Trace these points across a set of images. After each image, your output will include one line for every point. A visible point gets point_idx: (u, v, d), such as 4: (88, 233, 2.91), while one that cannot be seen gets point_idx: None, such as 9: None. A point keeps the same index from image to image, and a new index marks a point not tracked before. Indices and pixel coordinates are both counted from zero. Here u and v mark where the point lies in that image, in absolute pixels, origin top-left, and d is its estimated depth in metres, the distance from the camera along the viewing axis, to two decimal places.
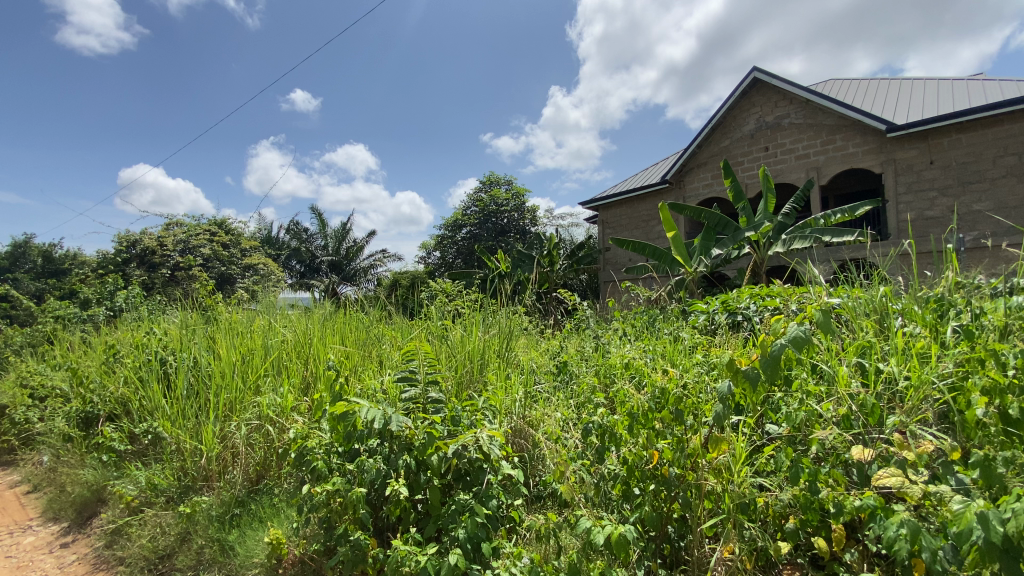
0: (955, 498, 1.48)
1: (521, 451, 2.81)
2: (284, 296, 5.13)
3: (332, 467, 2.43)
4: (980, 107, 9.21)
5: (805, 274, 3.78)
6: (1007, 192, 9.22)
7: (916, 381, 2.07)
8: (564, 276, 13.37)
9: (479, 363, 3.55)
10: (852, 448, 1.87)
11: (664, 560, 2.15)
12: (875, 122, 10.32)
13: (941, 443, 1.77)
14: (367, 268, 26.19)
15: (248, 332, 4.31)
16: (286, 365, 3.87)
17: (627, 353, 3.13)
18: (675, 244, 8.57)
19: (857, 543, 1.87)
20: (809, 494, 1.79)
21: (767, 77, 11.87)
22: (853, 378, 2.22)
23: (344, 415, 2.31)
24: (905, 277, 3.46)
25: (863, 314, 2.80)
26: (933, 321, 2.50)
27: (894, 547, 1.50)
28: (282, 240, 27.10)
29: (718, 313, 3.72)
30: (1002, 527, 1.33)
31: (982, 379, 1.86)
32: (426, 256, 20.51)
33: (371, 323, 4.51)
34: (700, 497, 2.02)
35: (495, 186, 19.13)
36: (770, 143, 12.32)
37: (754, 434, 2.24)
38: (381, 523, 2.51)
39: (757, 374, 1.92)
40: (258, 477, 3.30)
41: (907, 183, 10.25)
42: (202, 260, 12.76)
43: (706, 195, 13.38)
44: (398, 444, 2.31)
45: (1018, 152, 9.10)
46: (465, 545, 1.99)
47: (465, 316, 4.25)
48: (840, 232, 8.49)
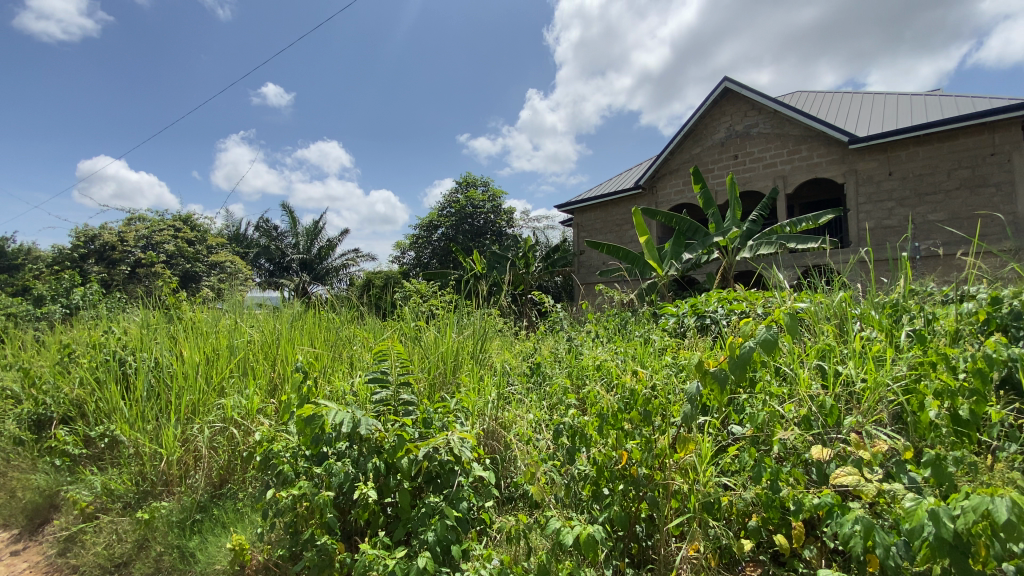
0: (909, 496, 1.55)
1: (493, 453, 2.80)
2: (252, 296, 5.01)
3: (299, 471, 2.38)
4: (936, 122, 9.66)
5: (770, 280, 3.89)
6: (959, 204, 9.70)
7: (872, 382, 2.16)
8: (538, 278, 13.46)
9: (452, 365, 3.53)
10: (812, 448, 1.93)
11: (632, 560, 2.18)
12: (839, 134, 10.73)
13: (895, 443, 1.84)
14: (340, 268, 25.77)
15: (213, 332, 4.17)
16: (253, 365, 3.77)
17: (599, 355, 3.19)
18: (647, 248, 8.70)
19: (816, 540, 1.93)
20: (771, 492, 1.84)
21: (738, 87, 12.22)
22: (814, 380, 2.30)
23: (311, 417, 2.26)
24: (864, 283, 3.60)
25: (824, 318, 2.91)
26: (889, 326, 2.62)
27: (850, 543, 1.56)
28: (251, 238, 26.43)
29: (687, 317, 3.80)
30: (952, 523, 1.39)
31: (934, 382, 1.94)
32: (400, 256, 20.31)
33: (342, 323, 4.45)
34: (667, 496, 2.07)
35: (471, 187, 19.07)
36: (740, 151, 12.66)
37: (720, 434, 2.28)
38: (349, 527, 2.47)
39: (725, 375, 1.96)
40: (222, 481, 3.21)
41: (867, 193, 10.70)
42: (166, 257, 12.34)
43: (678, 201, 13.66)
44: (368, 446, 2.28)
45: (970, 166, 9.59)
46: (434, 548, 1.97)
47: (439, 317, 4.23)
48: (804, 239, 8.78)
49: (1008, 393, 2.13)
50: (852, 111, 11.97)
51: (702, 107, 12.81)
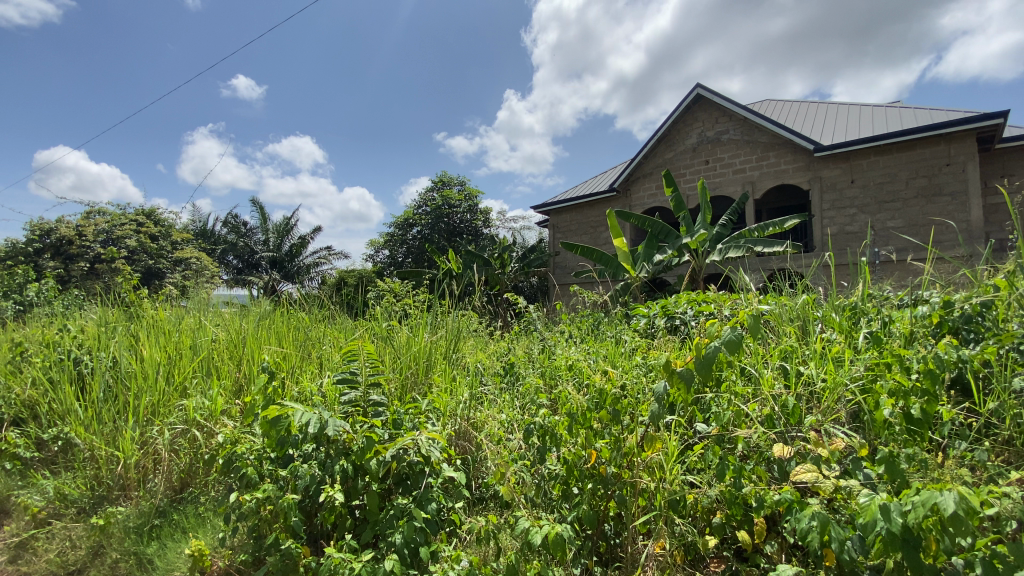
0: (863, 492, 1.62)
1: (464, 453, 2.79)
2: (219, 295, 4.88)
3: (263, 474, 2.33)
4: (895, 132, 10.08)
5: (737, 283, 4.00)
6: (916, 212, 10.15)
7: (831, 382, 2.24)
8: (514, 278, 13.47)
9: (424, 365, 3.50)
10: (773, 446, 1.99)
11: (600, 558, 2.20)
12: (804, 142, 11.10)
13: (851, 441, 1.91)
14: (312, 265, 25.24)
15: (175, 330, 4.02)
16: (217, 365, 3.67)
17: (572, 355, 3.22)
18: (621, 250, 8.81)
19: (777, 535, 1.98)
20: (734, 489, 1.89)
21: (710, 94, 12.50)
22: (777, 380, 2.37)
23: (276, 419, 2.20)
24: (826, 286, 3.72)
25: (787, 320, 2.99)
26: (848, 328, 2.72)
27: (808, 538, 1.61)
28: (218, 234, 25.70)
29: (658, 318, 3.87)
30: (902, 517, 1.46)
31: (889, 382, 2.03)
32: (374, 255, 20.06)
33: (311, 323, 4.36)
34: (634, 495, 2.10)
35: (447, 187, 18.96)
36: (711, 157, 12.96)
37: (687, 433, 2.33)
38: (315, 530, 2.42)
39: (691, 375, 2.00)
40: (182, 485, 3.11)
41: (831, 199, 11.09)
42: (127, 253, 11.89)
43: (651, 204, 13.89)
44: (335, 448, 2.24)
45: (927, 176, 10.05)
46: (401, 550, 1.95)
47: (413, 317, 4.20)
48: (770, 243, 9.03)
49: (958, 392, 2.23)
50: (817, 121, 12.40)
51: (675, 113, 13.06)
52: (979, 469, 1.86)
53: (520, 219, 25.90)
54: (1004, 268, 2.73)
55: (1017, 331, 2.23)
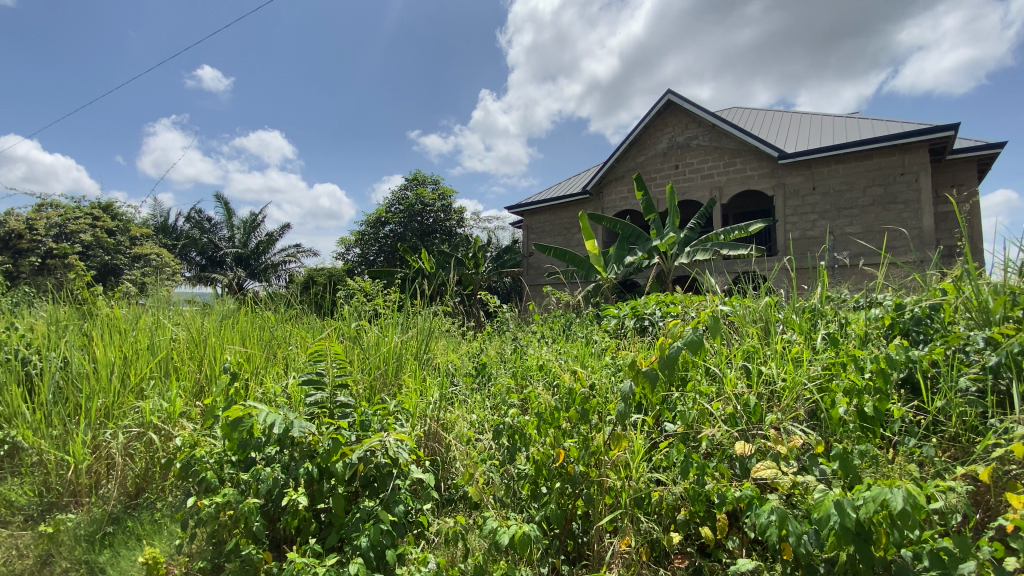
0: (818, 488, 1.68)
1: (433, 455, 2.77)
2: (181, 292, 4.73)
3: (224, 478, 2.26)
4: (854, 142, 10.51)
5: (703, 285, 4.09)
6: (873, 219, 10.60)
7: (791, 382, 2.32)
8: (487, 279, 13.44)
9: (394, 365, 3.45)
10: (736, 443, 2.05)
11: (568, 557, 2.22)
12: (769, 149, 11.48)
13: (808, 438, 1.98)
14: (280, 263, 24.63)
15: (132, 329, 3.85)
16: (176, 366, 3.56)
17: (543, 355, 3.26)
18: (593, 252, 8.89)
19: (738, 531, 2.04)
20: (697, 486, 1.94)
21: (680, 100, 12.78)
22: (740, 379, 2.44)
23: (238, 420, 2.13)
24: (789, 288, 3.83)
25: (750, 322, 3.08)
26: (808, 329, 2.81)
27: (767, 533, 1.66)
28: (180, 229, 24.83)
29: (628, 319, 3.93)
30: (854, 512, 1.52)
31: (844, 381, 2.12)
32: (345, 253, 19.72)
33: (277, 322, 4.26)
34: (601, 493, 2.13)
35: (421, 185, 18.79)
36: (680, 162, 13.25)
37: (653, 431, 2.38)
38: (277, 535, 2.36)
39: (656, 373, 2.04)
40: (138, 490, 3.00)
41: (794, 205, 11.49)
42: (81, 248, 11.37)
43: (623, 207, 14.11)
44: (300, 450, 2.19)
45: (882, 185, 10.52)
46: (367, 554, 1.91)
47: (384, 317, 4.14)
48: (735, 247, 9.31)
49: (908, 392, 2.35)
50: (781, 129, 12.85)
51: (647, 118, 13.30)
52: (927, 465, 1.95)
53: (495, 219, 25.85)
54: (952, 273, 2.88)
55: (961, 333, 2.36)
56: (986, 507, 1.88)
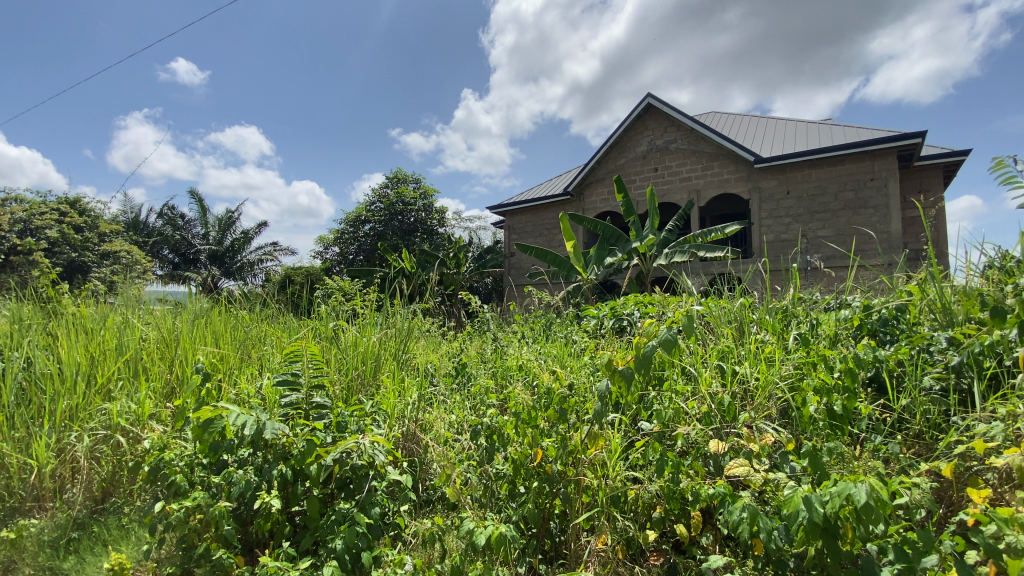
0: (788, 484, 1.72)
1: (411, 456, 2.75)
2: (152, 291, 4.60)
3: (195, 481, 2.20)
4: (826, 148, 10.81)
5: (680, 286, 4.16)
6: (844, 223, 10.90)
7: (763, 381, 2.37)
8: (469, 278, 13.42)
9: (372, 365, 3.41)
10: (710, 442, 2.08)
11: (545, 556, 2.24)
12: (746, 153, 11.72)
13: (780, 435, 2.03)
14: (256, 262, 24.17)
15: (99, 328, 3.72)
16: (146, 366, 3.46)
17: (523, 355, 3.27)
18: (574, 253, 8.93)
19: (712, 528, 2.08)
20: (672, 484, 1.97)
21: (660, 104, 12.95)
22: (714, 379, 2.49)
23: (208, 421, 2.08)
24: (763, 289, 3.91)
25: (725, 322, 3.14)
26: (780, 329, 2.88)
27: (739, 529, 1.69)
28: (152, 226, 24.17)
29: (607, 319, 3.97)
30: (822, 508, 1.56)
31: (815, 380, 2.18)
32: (324, 251, 19.45)
33: (251, 322, 4.17)
34: (578, 492, 2.15)
35: (402, 184, 18.65)
36: (660, 164, 13.43)
37: (631, 430, 2.40)
38: (249, 539, 2.32)
39: (632, 373, 2.06)
40: (105, 495, 2.91)
41: (769, 209, 11.75)
42: (46, 244, 10.99)
43: (604, 208, 14.24)
44: (274, 453, 2.15)
45: (853, 189, 10.82)
46: (342, 557, 1.89)
47: (362, 317, 4.10)
48: (713, 249, 9.49)
49: (875, 390, 2.42)
50: (757, 134, 13.13)
51: (627, 120, 13.44)
52: (893, 461, 2.02)
53: (477, 219, 25.81)
54: (917, 276, 2.98)
55: (925, 333, 2.45)
56: (949, 501, 1.95)
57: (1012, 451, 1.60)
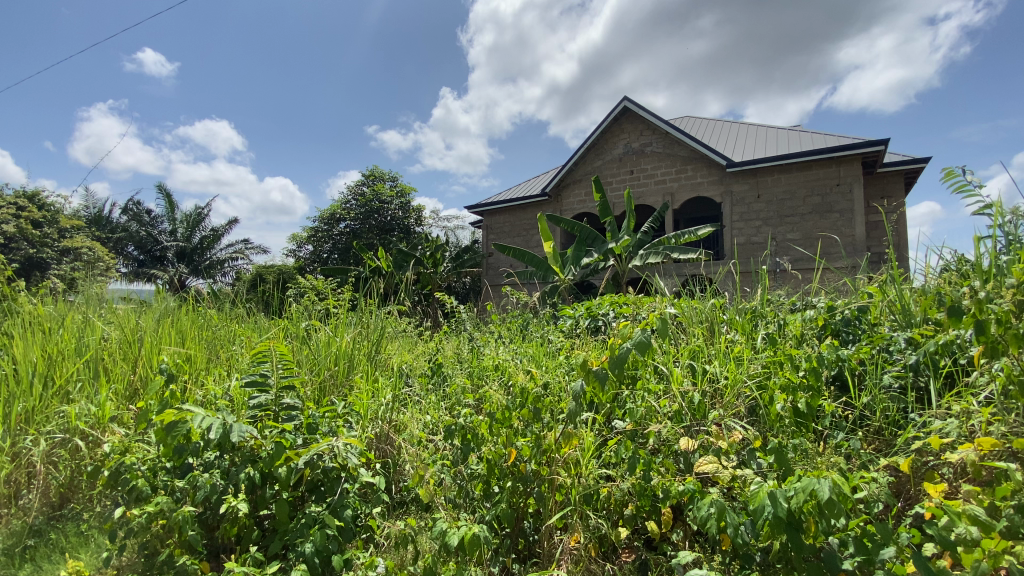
0: (753, 480, 1.77)
1: (384, 457, 2.73)
2: (115, 290, 4.45)
3: (157, 486, 2.14)
4: (796, 154, 11.13)
5: (654, 286, 4.22)
6: (811, 226, 11.24)
7: (732, 379, 2.44)
8: (446, 278, 13.36)
9: (345, 366, 3.37)
10: (681, 440, 2.13)
11: (518, 555, 2.25)
12: (718, 157, 11.99)
13: (747, 432, 2.08)
14: (227, 260, 23.57)
15: (57, 328, 3.58)
16: (107, 367, 3.33)
17: (499, 355, 3.28)
18: (551, 253, 8.97)
19: (682, 524, 2.12)
20: (643, 482, 2.00)
21: (636, 107, 13.13)
22: (685, 377, 2.54)
23: (172, 424, 2.02)
24: (733, 290, 4.00)
25: (696, 322, 3.21)
26: (749, 329, 2.96)
27: (707, 525, 1.73)
28: (117, 222, 23.31)
29: (583, 319, 4.01)
30: (786, 503, 1.61)
31: (781, 379, 2.24)
32: (298, 250, 19.09)
33: (221, 321, 4.07)
34: (552, 490, 2.17)
35: (379, 182, 18.42)
36: (635, 167, 13.62)
37: (604, 429, 2.43)
38: (215, 544, 2.26)
39: (606, 373, 2.08)
40: (62, 501, 2.78)
41: (740, 212, 12.04)
42: (2, 239, 10.52)
43: (581, 210, 14.37)
44: (241, 455, 2.11)
45: (820, 194, 11.17)
46: (311, 560, 1.85)
47: (336, 316, 4.05)
48: (686, 251, 9.67)
49: (838, 388, 2.51)
50: (730, 139, 13.44)
51: (604, 123, 13.59)
52: (853, 456, 2.09)
53: (455, 218, 25.69)
54: (878, 278, 3.11)
55: (886, 334, 2.55)
56: (906, 495, 2.04)
57: (965, 446, 1.68)
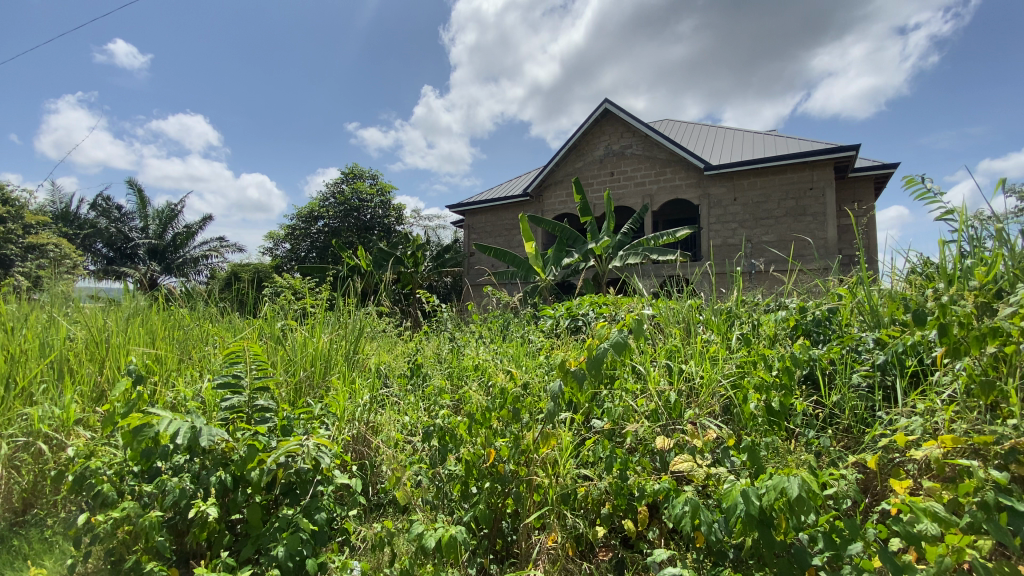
0: (727, 479, 1.80)
1: (361, 459, 2.70)
2: (82, 288, 4.31)
3: (124, 491, 2.07)
4: (770, 158, 11.38)
5: (633, 287, 4.26)
6: (785, 229, 11.49)
7: (707, 379, 2.48)
8: (427, 277, 13.26)
9: (322, 367, 3.31)
10: (657, 438, 2.16)
11: (496, 556, 2.25)
12: (696, 160, 12.18)
13: (721, 431, 2.12)
14: (200, 258, 22.98)
15: (19, 327, 3.44)
16: (73, 369, 3.22)
17: (479, 355, 3.28)
18: (532, 254, 8.99)
19: (658, 523, 2.15)
20: (620, 481, 2.02)
21: (616, 109, 13.25)
22: (662, 377, 2.57)
23: (137, 428, 1.96)
24: (710, 291, 4.06)
25: (674, 322, 3.25)
26: (724, 329, 3.01)
27: (681, 522, 1.76)
28: (84, 218, 22.53)
29: (563, 319, 4.03)
30: (758, 501, 1.64)
31: (755, 378, 2.29)
32: (274, 248, 18.73)
33: (194, 321, 3.97)
34: (529, 490, 2.17)
35: (358, 180, 18.19)
36: (616, 169, 13.75)
37: (582, 428, 2.45)
38: (185, 549, 2.21)
39: (584, 374, 2.10)
40: (25, 506, 2.67)
41: (717, 214, 12.26)
42: None
43: (562, 210, 14.44)
44: (212, 459, 2.06)
45: (794, 198, 11.44)
46: (284, 565, 1.81)
47: (313, 316, 3.98)
48: (664, 252, 9.80)
49: (809, 387, 2.57)
50: (708, 142, 13.68)
51: (586, 124, 13.68)
52: (823, 454, 2.15)
53: (436, 217, 25.55)
54: (849, 279, 3.19)
55: (855, 334, 2.62)
56: (873, 491, 2.10)
57: (929, 443, 1.73)
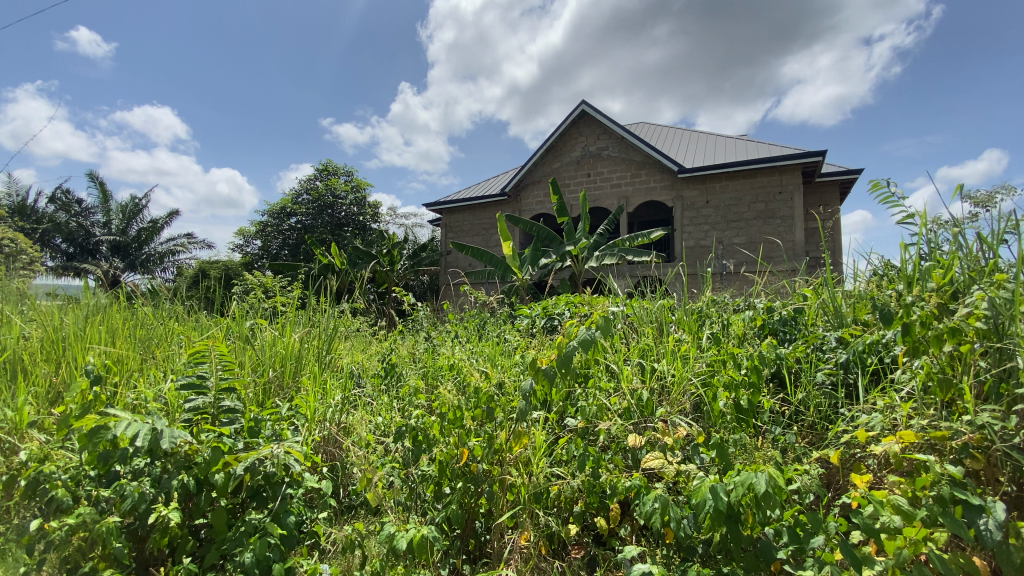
0: (695, 476, 1.83)
1: (332, 460, 2.65)
2: (39, 286, 4.12)
3: (80, 496, 1.99)
4: (742, 162, 11.65)
5: (609, 287, 4.30)
6: (755, 231, 11.77)
7: (678, 377, 2.52)
8: (404, 276, 13.13)
9: (292, 367, 3.25)
10: (629, 436, 2.19)
11: (469, 556, 2.25)
12: (671, 163, 12.40)
13: (690, 429, 2.16)
14: (166, 255, 22.24)
15: None
16: (26, 370, 3.07)
17: (454, 355, 3.26)
18: (510, 253, 8.99)
19: (629, 520, 2.18)
20: (592, 479, 2.04)
21: (593, 111, 13.37)
22: (634, 375, 2.61)
23: (94, 430, 1.89)
24: (682, 291, 4.13)
25: (647, 322, 3.30)
26: (695, 329, 3.07)
27: (651, 519, 1.79)
28: (42, 211, 21.60)
29: (539, 318, 4.05)
30: (725, 497, 1.68)
31: (724, 377, 2.35)
32: (245, 245, 18.23)
33: (159, 320, 3.83)
34: (503, 490, 2.17)
35: (333, 177, 17.88)
36: (592, 170, 13.88)
37: (556, 426, 2.47)
38: (145, 555, 2.13)
39: (555, 372, 2.11)
40: None
41: (690, 217, 12.50)
42: None
43: (540, 210, 14.49)
44: (175, 462, 1.99)
45: (764, 201, 11.75)
46: (251, 570, 1.77)
47: (283, 315, 3.89)
48: (639, 252, 9.93)
49: (776, 384, 2.64)
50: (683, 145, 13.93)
51: (563, 125, 13.77)
52: (788, 450, 2.21)
53: (414, 215, 25.31)
54: (815, 281, 3.29)
55: (819, 334, 2.71)
56: (835, 485, 2.18)
57: (888, 439, 1.79)
